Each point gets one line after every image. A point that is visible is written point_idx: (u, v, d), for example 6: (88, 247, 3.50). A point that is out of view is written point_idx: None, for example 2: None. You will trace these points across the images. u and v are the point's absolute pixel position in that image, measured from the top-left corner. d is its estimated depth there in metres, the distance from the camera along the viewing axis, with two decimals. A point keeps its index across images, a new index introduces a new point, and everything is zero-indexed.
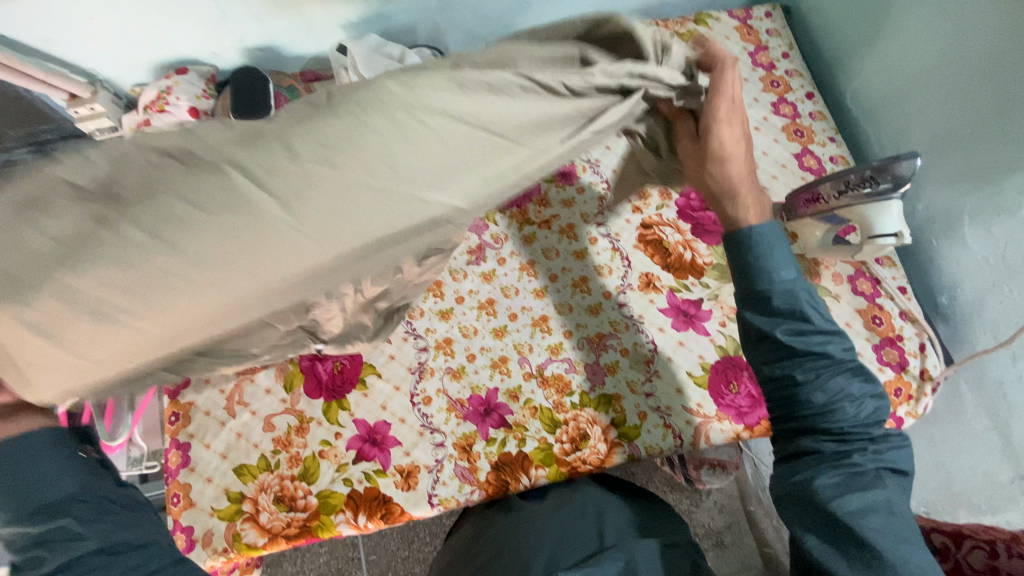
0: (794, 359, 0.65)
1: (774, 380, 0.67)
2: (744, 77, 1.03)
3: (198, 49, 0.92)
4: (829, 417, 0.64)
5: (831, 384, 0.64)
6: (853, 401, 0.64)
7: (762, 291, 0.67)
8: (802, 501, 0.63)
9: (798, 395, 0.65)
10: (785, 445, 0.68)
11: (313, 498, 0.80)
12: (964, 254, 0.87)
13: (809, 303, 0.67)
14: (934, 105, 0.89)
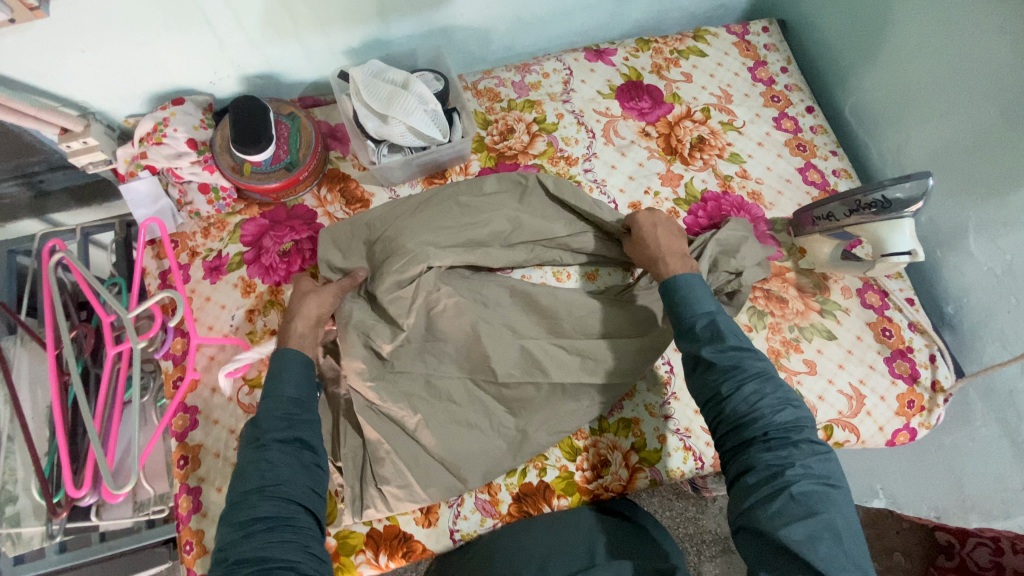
0: (718, 376, 0.69)
1: (707, 402, 0.71)
2: (744, 93, 1.04)
3: (195, 78, 0.90)
4: (757, 429, 0.66)
5: (753, 394, 0.67)
6: (777, 410, 0.66)
7: (688, 318, 0.74)
8: (751, 528, 0.63)
9: (725, 409, 0.68)
10: (727, 470, 0.69)
11: (331, 539, 0.78)
12: (969, 265, 0.89)
13: (727, 323, 0.72)
14: (934, 119, 0.90)
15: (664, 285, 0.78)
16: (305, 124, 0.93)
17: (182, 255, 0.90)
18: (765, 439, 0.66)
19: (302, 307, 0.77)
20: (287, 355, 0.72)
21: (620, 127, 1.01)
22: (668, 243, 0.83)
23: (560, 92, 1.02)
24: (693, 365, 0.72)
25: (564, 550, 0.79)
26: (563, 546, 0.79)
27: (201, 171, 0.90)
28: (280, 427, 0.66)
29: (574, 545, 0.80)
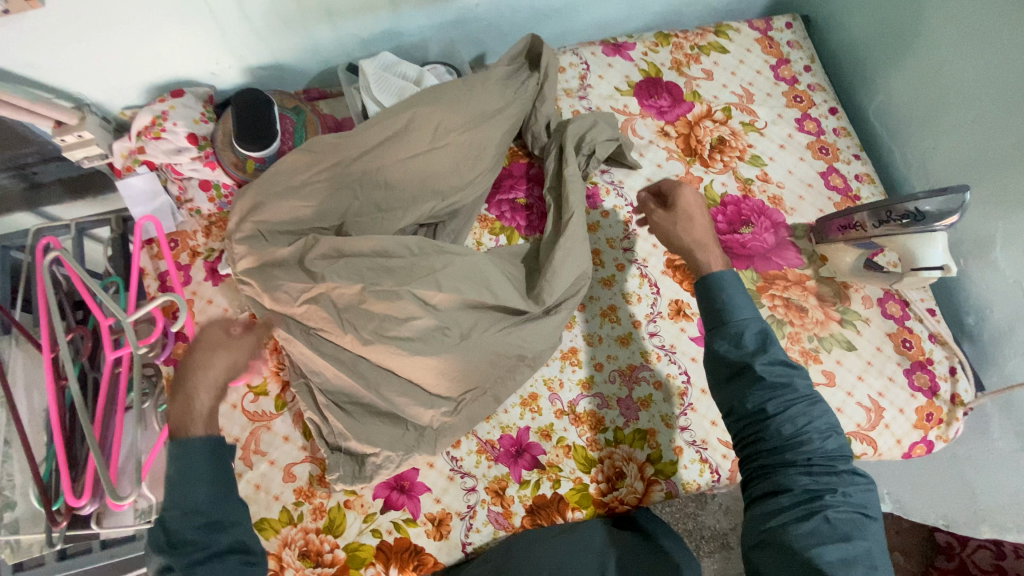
0: (765, 391, 0.65)
1: (745, 413, 0.66)
2: (767, 92, 1.00)
3: (194, 68, 0.85)
4: (801, 451, 0.63)
5: (801, 416, 0.64)
6: (822, 436, 0.64)
7: (732, 327, 0.69)
8: (777, 545, 0.60)
9: (768, 427, 0.65)
10: (753, 486, 0.66)
11: (340, 552, 0.76)
12: (994, 277, 0.87)
13: (772, 340, 0.69)
14: (965, 125, 0.87)
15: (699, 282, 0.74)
16: (311, 118, 0.89)
17: (182, 254, 0.87)
18: (806, 463, 0.63)
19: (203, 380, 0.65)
20: (191, 449, 0.62)
21: (638, 126, 0.97)
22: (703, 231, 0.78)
23: (576, 88, 0.98)
24: (734, 375, 0.68)
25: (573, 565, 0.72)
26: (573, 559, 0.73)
27: (203, 168, 0.86)
28: (199, 540, 0.59)
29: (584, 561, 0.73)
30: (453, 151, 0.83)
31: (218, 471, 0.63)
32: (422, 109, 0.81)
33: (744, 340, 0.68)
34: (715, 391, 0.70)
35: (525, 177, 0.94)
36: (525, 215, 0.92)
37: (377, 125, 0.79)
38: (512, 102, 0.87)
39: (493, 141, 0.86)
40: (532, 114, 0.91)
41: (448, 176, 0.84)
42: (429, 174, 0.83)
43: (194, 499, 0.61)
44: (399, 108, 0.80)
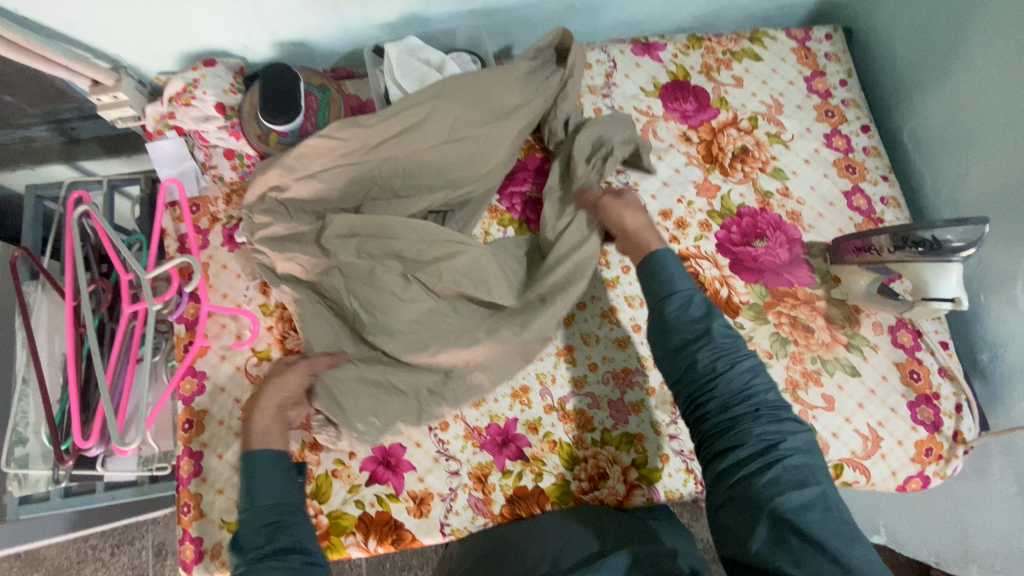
0: (713, 350, 0.67)
1: (695, 374, 0.67)
2: (797, 104, 0.98)
3: (227, 40, 0.88)
4: (751, 405, 0.65)
5: (747, 371, 0.66)
6: (767, 389, 0.66)
7: (678, 292, 0.71)
8: (743, 500, 0.60)
9: (720, 385, 0.66)
10: (708, 448, 0.65)
11: (324, 518, 0.79)
12: (1013, 316, 0.84)
13: (710, 302, 0.71)
14: (1000, 155, 0.83)
15: (642, 262, 0.75)
16: (335, 97, 0.90)
17: (201, 220, 0.90)
18: (755, 413, 0.64)
19: (260, 400, 0.73)
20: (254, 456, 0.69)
21: (659, 129, 0.96)
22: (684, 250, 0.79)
23: (601, 86, 0.98)
24: (682, 340, 0.69)
25: (570, 542, 0.71)
26: (570, 537, 0.71)
27: (227, 137, 0.89)
28: (263, 535, 0.64)
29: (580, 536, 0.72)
30: (469, 145, 0.84)
31: (280, 471, 0.69)
32: (442, 101, 0.81)
33: (692, 305, 0.70)
34: (662, 358, 0.70)
35: (540, 172, 0.94)
36: (536, 209, 0.92)
37: (396, 117, 0.80)
38: (532, 99, 0.86)
39: (508, 137, 0.86)
40: (552, 109, 0.90)
41: (462, 168, 0.86)
42: (444, 166, 0.85)
43: (260, 499, 0.66)
44: (421, 98, 0.81)
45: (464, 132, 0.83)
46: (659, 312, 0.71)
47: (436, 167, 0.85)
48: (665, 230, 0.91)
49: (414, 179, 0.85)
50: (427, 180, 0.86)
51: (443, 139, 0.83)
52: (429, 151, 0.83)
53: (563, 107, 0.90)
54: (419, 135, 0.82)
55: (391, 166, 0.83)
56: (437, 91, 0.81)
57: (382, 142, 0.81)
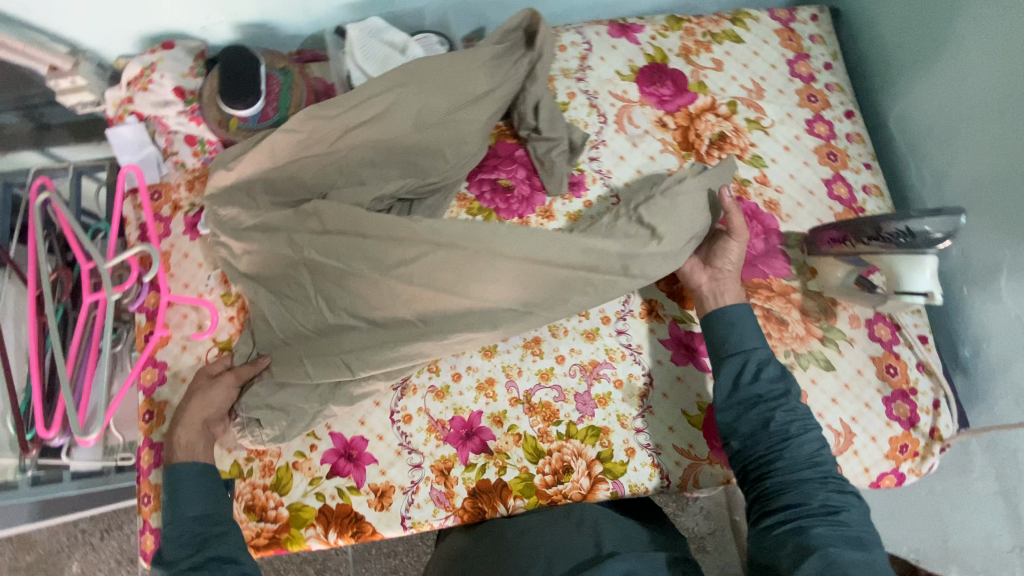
0: (787, 413, 0.72)
1: (767, 432, 0.72)
2: (779, 89, 0.94)
3: (186, 21, 0.86)
4: (819, 470, 0.70)
5: (816, 438, 0.72)
6: (831, 461, 0.71)
7: (756, 351, 0.76)
8: (798, 549, 0.64)
9: (790, 446, 0.70)
10: (770, 500, 0.69)
11: (284, 510, 0.78)
12: (996, 310, 0.81)
13: (783, 367, 0.76)
14: (988, 141, 0.80)
15: (712, 316, 0.79)
16: (298, 81, 0.87)
17: (163, 207, 0.88)
18: (821, 479, 0.69)
19: (183, 416, 0.74)
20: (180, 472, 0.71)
21: (635, 114, 0.93)
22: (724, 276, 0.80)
23: (575, 69, 0.94)
24: (754, 399, 0.73)
25: (568, 546, 0.75)
26: (567, 540, 0.75)
27: (188, 122, 0.86)
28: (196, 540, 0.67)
29: (579, 540, 0.76)
30: (438, 132, 0.80)
31: (209, 489, 0.71)
32: (406, 89, 0.78)
33: (768, 367, 0.75)
34: (729, 411, 0.74)
35: (510, 158, 0.91)
36: (505, 198, 0.89)
37: (360, 106, 0.78)
38: (501, 84, 0.82)
39: (478, 124, 0.81)
40: (522, 93, 0.87)
41: (432, 156, 0.81)
42: (415, 155, 0.80)
43: (189, 510, 0.69)
44: (382, 88, 0.78)
45: (431, 119, 0.79)
46: (737, 367, 0.75)
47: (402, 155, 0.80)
48: None
49: (380, 168, 0.80)
50: (393, 169, 0.80)
51: (409, 126, 0.79)
52: (396, 138, 0.79)
53: (532, 91, 0.86)
54: (385, 123, 0.78)
55: (355, 155, 0.79)
56: (399, 80, 0.78)
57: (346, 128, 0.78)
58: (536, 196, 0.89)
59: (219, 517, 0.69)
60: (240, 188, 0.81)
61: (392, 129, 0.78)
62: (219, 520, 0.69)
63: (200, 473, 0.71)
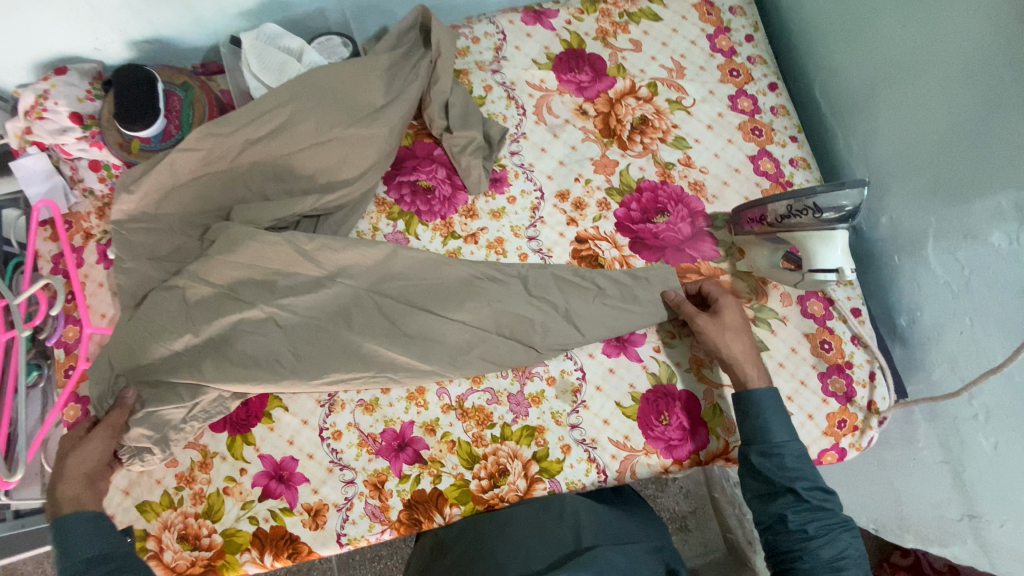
0: (806, 513, 0.70)
1: (785, 529, 0.71)
2: (700, 66, 0.92)
3: (74, 44, 0.83)
4: (840, 574, 0.68)
5: (838, 540, 0.70)
6: (855, 562, 0.70)
7: (778, 445, 0.72)
8: None
9: (810, 549, 0.69)
10: None
11: (218, 537, 0.76)
12: (926, 276, 0.80)
13: (806, 460, 0.73)
14: (906, 105, 0.79)
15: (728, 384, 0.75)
16: (199, 95, 0.85)
17: (75, 237, 0.86)
18: None
19: (64, 470, 0.68)
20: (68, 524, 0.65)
21: (554, 104, 0.91)
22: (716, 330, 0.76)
23: (490, 61, 0.92)
24: (771, 494, 0.72)
25: (548, 540, 0.76)
26: (548, 535, 0.76)
27: (89, 148, 0.84)
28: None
29: (560, 533, 0.77)
30: (337, 146, 0.79)
31: (105, 529, 0.67)
32: (302, 103, 0.77)
33: (787, 463, 0.72)
34: (751, 500, 0.73)
35: (428, 158, 0.88)
36: (426, 199, 0.86)
37: (255, 122, 0.76)
38: (398, 97, 0.81)
39: (378, 139, 0.80)
40: (428, 94, 0.85)
41: (335, 169, 0.80)
42: (314, 169, 0.80)
43: (83, 552, 0.65)
44: (279, 101, 0.77)
45: (330, 132, 0.78)
46: (758, 462, 0.72)
47: (305, 168, 0.79)
48: (563, 212, 0.87)
49: (286, 183, 0.80)
50: (298, 182, 0.80)
51: (309, 140, 0.78)
52: (298, 153, 0.78)
53: (437, 91, 0.84)
54: (283, 139, 0.77)
55: (259, 170, 0.79)
56: (297, 94, 0.77)
57: (246, 142, 0.77)
58: (458, 195, 0.87)
59: (116, 554, 0.66)
60: (146, 213, 0.78)
61: (292, 144, 0.78)
62: (115, 557, 0.66)
63: (93, 519, 0.67)
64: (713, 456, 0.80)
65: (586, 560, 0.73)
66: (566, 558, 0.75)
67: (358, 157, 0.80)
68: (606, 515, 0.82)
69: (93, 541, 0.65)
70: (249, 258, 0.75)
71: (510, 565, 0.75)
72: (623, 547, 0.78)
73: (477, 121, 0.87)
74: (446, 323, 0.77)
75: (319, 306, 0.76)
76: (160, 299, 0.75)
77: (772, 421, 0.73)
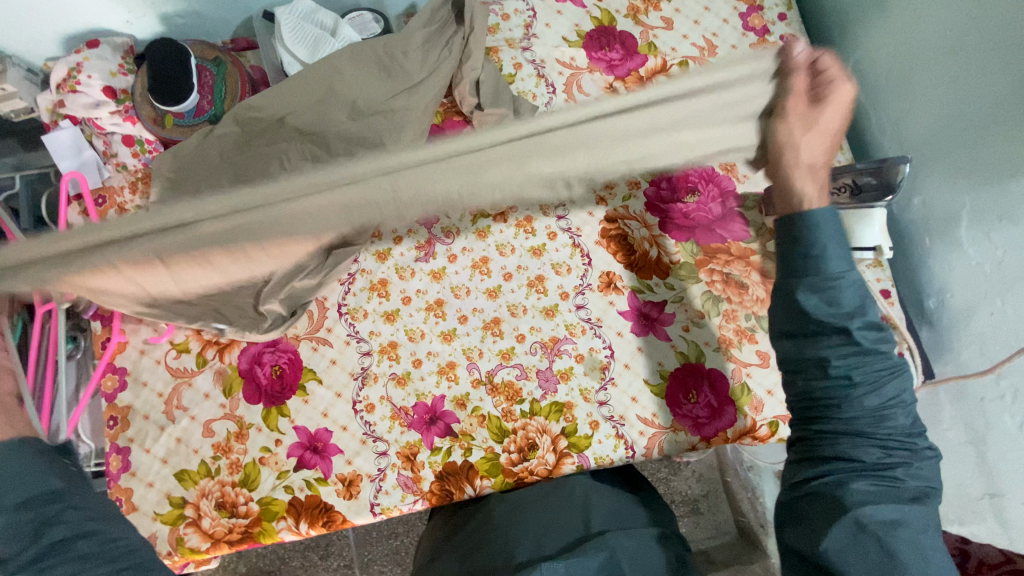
0: (853, 358, 0.61)
1: (825, 375, 0.62)
2: (732, 44, 0.92)
3: (108, 17, 0.84)
4: (883, 425, 0.62)
5: (886, 388, 0.62)
6: (903, 411, 0.63)
7: (832, 273, 0.61)
8: (842, 502, 0.60)
9: (851, 398, 0.61)
10: (818, 445, 0.64)
11: (254, 505, 0.78)
12: (957, 258, 0.80)
13: (863, 295, 0.62)
14: (942, 85, 0.79)
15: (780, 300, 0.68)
16: (232, 70, 0.86)
17: (108, 212, 0.85)
18: (882, 437, 0.62)
19: None
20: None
21: (584, 81, 0.90)
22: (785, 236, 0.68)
23: (520, 38, 0.91)
24: (815, 334, 0.62)
25: (558, 525, 0.76)
26: (557, 519, 0.77)
27: (122, 123, 0.85)
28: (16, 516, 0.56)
29: (569, 517, 0.77)
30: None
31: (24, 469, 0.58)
32: (338, 82, 0.77)
33: (843, 297, 0.61)
34: (785, 343, 0.65)
35: None
36: None
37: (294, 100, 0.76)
38: (432, 74, 0.81)
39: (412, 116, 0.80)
40: (459, 71, 0.85)
41: None
42: None
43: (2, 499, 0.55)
44: (315, 80, 0.77)
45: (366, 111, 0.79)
46: (803, 290, 0.61)
47: None
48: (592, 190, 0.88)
49: None
50: None
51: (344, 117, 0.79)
52: None
53: (469, 68, 0.84)
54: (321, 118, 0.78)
55: None
56: (335, 71, 0.77)
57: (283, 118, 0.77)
58: None
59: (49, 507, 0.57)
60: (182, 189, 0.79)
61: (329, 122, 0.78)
62: (56, 499, 0.58)
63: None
64: (741, 434, 0.81)
65: (594, 546, 0.72)
66: (575, 543, 0.74)
67: None
68: (622, 506, 0.81)
69: (35, 481, 0.57)
70: None
71: (517, 550, 0.73)
72: (630, 530, 0.76)
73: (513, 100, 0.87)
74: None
75: None
76: None
77: (828, 248, 0.60)
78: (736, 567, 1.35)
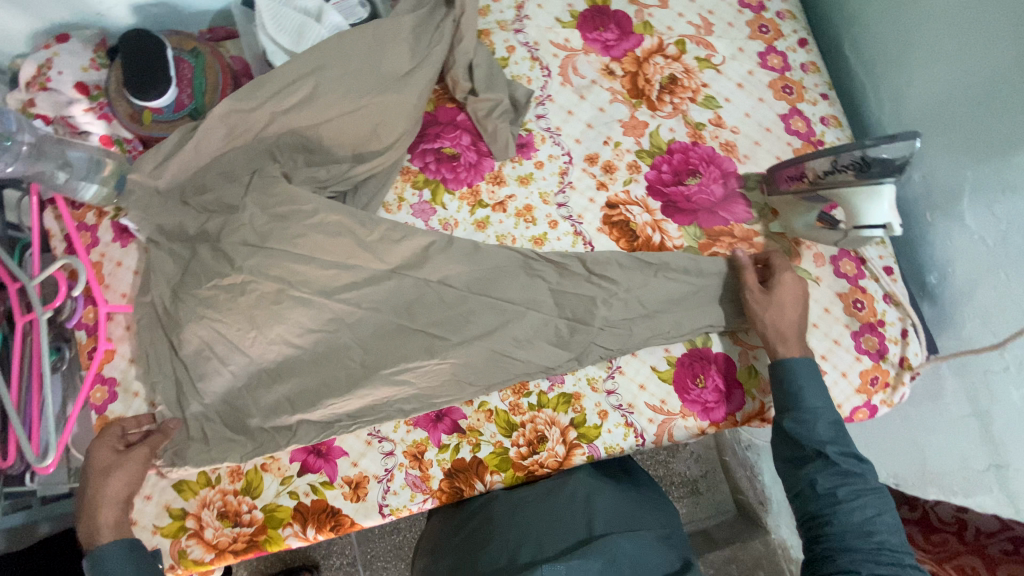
0: (834, 476, 0.69)
1: (814, 493, 0.70)
2: (728, 22, 0.91)
3: (79, 9, 0.80)
4: (871, 540, 0.66)
5: (869, 503, 0.68)
6: (889, 529, 0.68)
7: (806, 410, 0.72)
8: None
9: (837, 511, 0.68)
10: (821, 564, 0.68)
11: (258, 513, 0.76)
12: (959, 232, 0.80)
13: (837, 426, 0.72)
14: (941, 57, 0.78)
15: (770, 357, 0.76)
16: (211, 62, 0.81)
17: (87, 215, 0.82)
18: (876, 550, 0.66)
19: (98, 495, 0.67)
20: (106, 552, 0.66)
21: (579, 64, 0.88)
22: (779, 301, 0.76)
23: (512, 20, 0.88)
24: (800, 458, 0.72)
25: (560, 524, 0.77)
26: (558, 520, 0.77)
27: (95, 120, 0.81)
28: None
29: (571, 518, 0.78)
30: (367, 116, 0.76)
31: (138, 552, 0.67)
32: (327, 72, 0.74)
33: (818, 428, 0.72)
34: (780, 466, 0.74)
35: (452, 124, 0.86)
36: (451, 166, 0.84)
37: (284, 91, 0.73)
38: (424, 60, 0.78)
39: (407, 105, 0.77)
40: (451, 56, 0.82)
41: (366, 141, 0.78)
42: (342, 142, 0.77)
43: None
44: (303, 71, 0.74)
45: (357, 100, 0.75)
46: (783, 424, 0.72)
47: (325, 136, 0.77)
48: (592, 176, 0.85)
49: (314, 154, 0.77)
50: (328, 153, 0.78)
51: (333, 107, 0.75)
52: (325, 122, 0.76)
53: (462, 53, 0.81)
54: (310, 109, 0.74)
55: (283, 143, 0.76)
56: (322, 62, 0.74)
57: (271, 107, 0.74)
58: (483, 161, 0.85)
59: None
60: (165, 189, 0.76)
61: (318, 112, 0.75)
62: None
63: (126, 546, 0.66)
64: (749, 417, 0.81)
65: (595, 550, 0.73)
66: (578, 545, 0.75)
67: (387, 125, 0.78)
68: (625, 505, 0.82)
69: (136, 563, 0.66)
70: (287, 243, 0.74)
71: (520, 551, 0.74)
72: (632, 534, 0.77)
73: (507, 84, 0.84)
74: (506, 325, 0.76)
75: (382, 299, 0.76)
76: (200, 269, 0.74)
77: (804, 388, 0.72)
78: (737, 544, 1.35)
